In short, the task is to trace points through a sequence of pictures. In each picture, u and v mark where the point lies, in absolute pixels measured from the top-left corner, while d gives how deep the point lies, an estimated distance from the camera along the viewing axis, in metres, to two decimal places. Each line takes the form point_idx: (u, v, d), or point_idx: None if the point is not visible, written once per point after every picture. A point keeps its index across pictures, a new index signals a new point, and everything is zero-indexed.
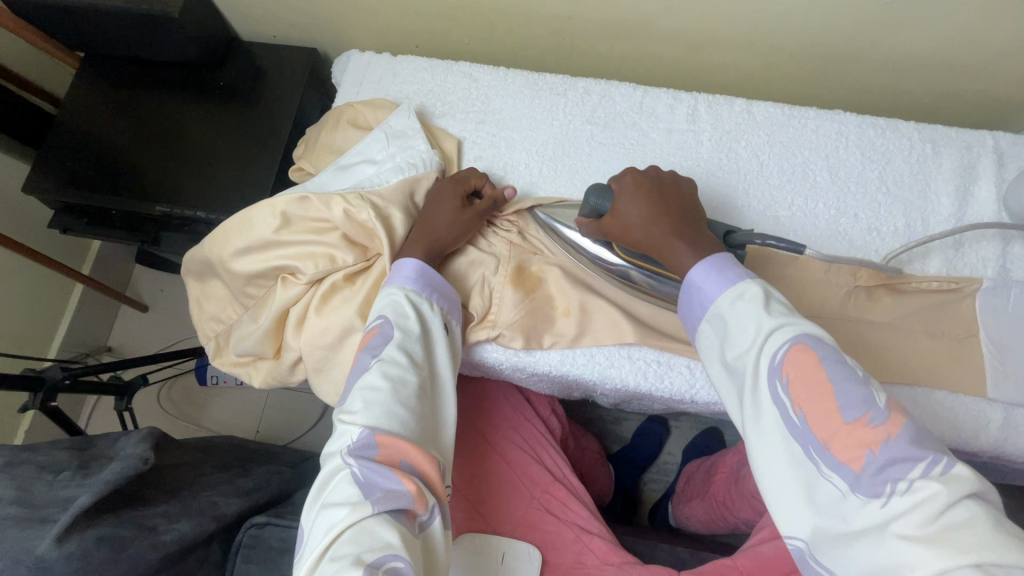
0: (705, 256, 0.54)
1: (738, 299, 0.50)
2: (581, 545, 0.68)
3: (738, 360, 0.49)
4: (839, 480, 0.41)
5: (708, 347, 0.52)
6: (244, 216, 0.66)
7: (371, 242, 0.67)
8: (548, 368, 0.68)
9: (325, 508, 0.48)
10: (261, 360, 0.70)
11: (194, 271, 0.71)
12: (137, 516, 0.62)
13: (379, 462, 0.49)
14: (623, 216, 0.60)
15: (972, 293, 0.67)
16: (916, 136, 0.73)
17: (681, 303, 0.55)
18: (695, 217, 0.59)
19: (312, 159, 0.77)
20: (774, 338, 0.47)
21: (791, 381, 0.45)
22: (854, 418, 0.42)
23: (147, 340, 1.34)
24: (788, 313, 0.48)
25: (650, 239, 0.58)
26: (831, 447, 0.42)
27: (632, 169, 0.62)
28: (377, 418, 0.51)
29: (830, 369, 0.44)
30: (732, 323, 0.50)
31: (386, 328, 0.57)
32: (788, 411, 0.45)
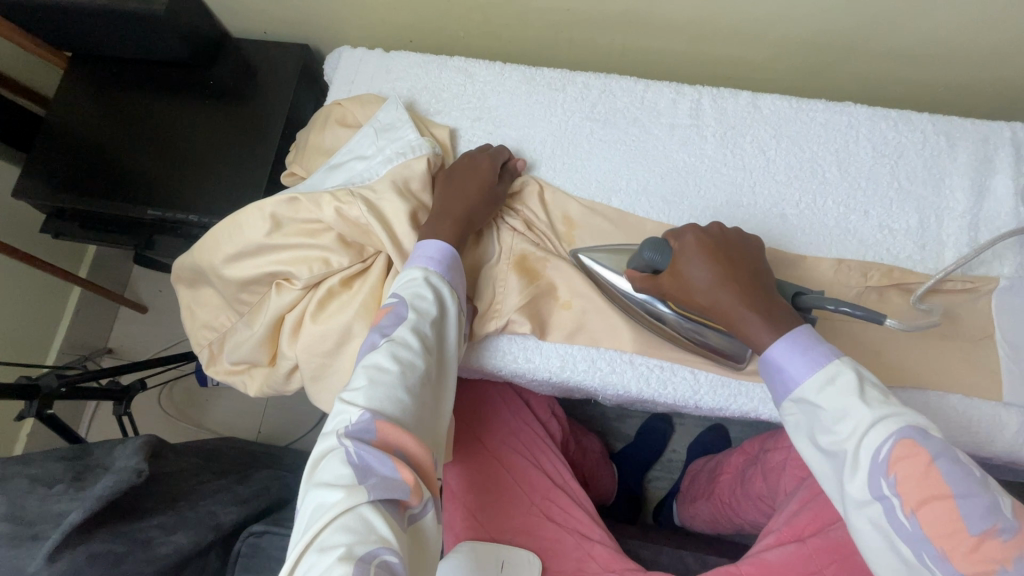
0: (786, 333, 0.51)
1: (827, 384, 0.48)
2: (583, 552, 0.67)
3: (833, 446, 0.47)
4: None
5: (794, 426, 0.50)
6: (233, 220, 0.64)
7: (368, 240, 0.64)
8: (548, 374, 0.66)
9: (317, 488, 0.45)
10: (255, 368, 0.68)
11: (185, 278, 0.69)
12: (131, 530, 0.61)
13: (376, 447, 0.47)
14: (686, 278, 0.56)
15: (988, 293, 0.65)
16: (930, 128, 0.70)
17: (761, 375, 0.52)
18: (770, 284, 0.55)
19: (303, 162, 0.75)
20: (877, 430, 0.45)
21: (899, 479, 0.43)
22: (981, 530, 0.41)
23: (148, 340, 1.34)
24: (886, 400, 0.47)
25: (720, 307, 0.54)
26: (952, 558, 0.41)
27: (694, 224, 0.58)
28: (378, 401, 0.49)
29: (944, 470, 0.43)
30: (826, 409, 0.48)
31: (399, 309, 0.55)
32: (897, 512, 0.43)
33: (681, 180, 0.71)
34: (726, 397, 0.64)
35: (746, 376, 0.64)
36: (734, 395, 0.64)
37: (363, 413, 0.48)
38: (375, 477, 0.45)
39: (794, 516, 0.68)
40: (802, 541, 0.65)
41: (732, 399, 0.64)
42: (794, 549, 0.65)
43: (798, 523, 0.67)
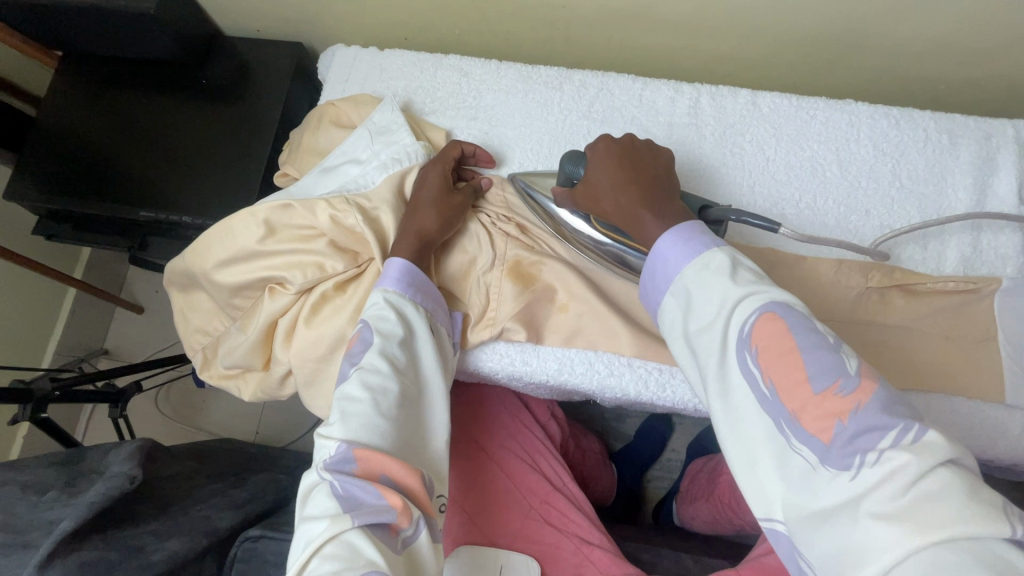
0: (673, 226, 0.52)
1: (704, 269, 0.49)
2: (582, 558, 0.67)
3: (704, 331, 0.47)
4: (809, 452, 0.39)
5: (673, 320, 0.51)
6: (225, 225, 0.63)
7: (362, 246, 0.63)
8: (546, 377, 0.65)
9: (304, 523, 0.46)
10: (250, 372, 0.67)
11: (177, 282, 0.68)
12: (124, 536, 0.60)
13: (359, 476, 0.47)
14: (593, 184, 0.58)
15: (991, 294, 0.64)
16: (932, 126, 0.69)
17: (645, 271, 0.53)
18: (665, 185, 0.58)
19: (296, 163, 0.74)
20: (740, 307, 0.45)
21: (759, 352, 0.43)
22: (823, 388, 0.40)
23: (144, 341, 1.33)
24: (755, 280, 0.47)
25: (619, 209, 0.56)
26: (800, 418, 0.40)
27: (606, 135, 0.61)
28: (354, 431, 0.48)
29: (799, 337, 0.42)
30: (697, 294, 0.48)
31: (365, 335, 0.54)
32: (757, 383, 0.43)
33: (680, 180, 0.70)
34: None
35: None
36: None
37: (343, 442, 0.48)
38: (362, 506, 0.45)
39: None
40: None
41: None
42: None
43: None
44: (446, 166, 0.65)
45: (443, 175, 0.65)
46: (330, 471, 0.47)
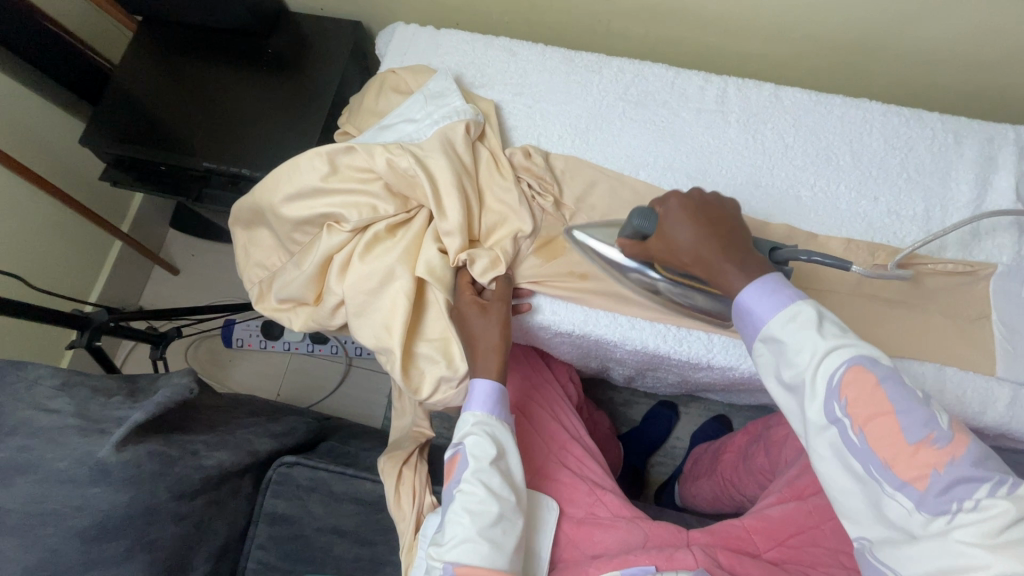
0: (756, 278, 0.53)
1: (791, 321, 0.49)
2: (594, 497, 0.71)
3: (793, 379, 0.48)
4: (903, 497, 0.44)
5: (762, 365, 0.52)
6: (292, 163, 0.69)
7: (412, 193, 0.69)
8: (571, 326, 0.71)
9: (461, 492, 0.59)
10: (302, 305, 0.73)
11: (242, 219, 0.74)
12: (182, 439, 0.66)
13: (497, 496, 0.59)
14: (672, 238, 0.57)
15: (987, 277, 0.70)
16: (939, 126, 0.76)
17: (733, 321, 0.53)
18: (745, 235, 0.57)
19: (356, 122, 0.81)
20: (831, 359, 0.47)
21: (850, 402, 0.46)
22: (917, 440, 0.44)
23: (178, 299, 1.40)
24: (841, 332, 0.48)
25: (699, 264, 0.56)
26: (894, 466, 0.44)
27: (676, 189, 0.59)
28: (491, 481, 0.59)
29: (890, 391, 0.45)
30: (787, 344, 0.49)
31: (490, 407, 0.63)
32: (848, 432, 0.46)
33: (705, 159, 0.77)
34: (736, 357, 0.70)
35: None
36: (744, 356, 0.69)
37: (490, 463, 0.60)
38: (497, 527, 0.58)
39: (794, 477, 0.71)
40: (803, 499, 0.68)
41: (742, 359, 0.69)
42: (795, 506, 0.68)
43: (799, 483, 0.70)
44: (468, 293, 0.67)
45: (472, 300, 0.67)
46: (476, 483, 0.58)
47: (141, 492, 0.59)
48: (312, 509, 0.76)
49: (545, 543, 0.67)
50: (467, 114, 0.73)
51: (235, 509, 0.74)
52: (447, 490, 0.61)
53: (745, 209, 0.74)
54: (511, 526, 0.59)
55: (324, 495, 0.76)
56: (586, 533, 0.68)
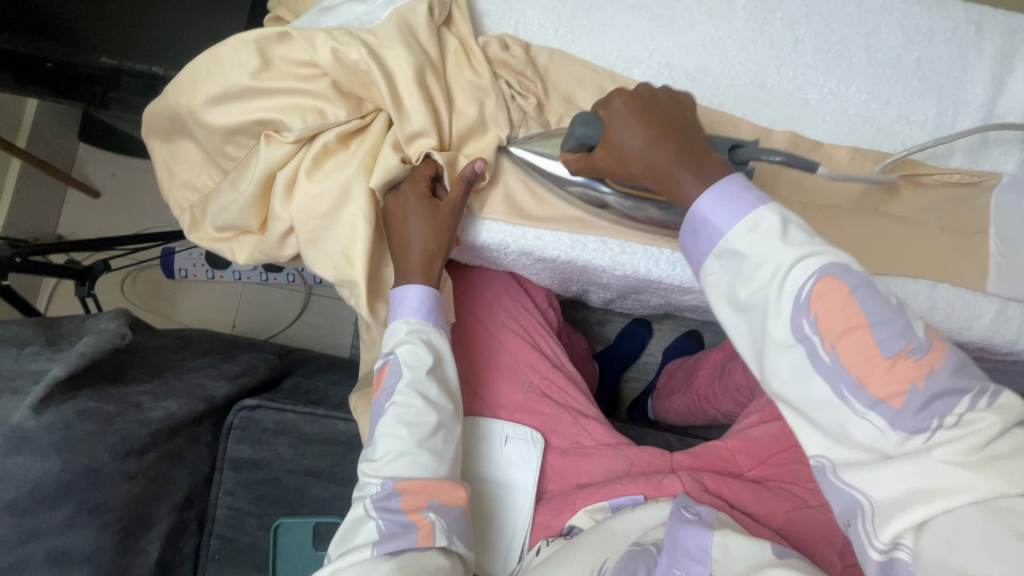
0: (713, 184, 0.48)
1: (751, 232, 0.44)
2: (579, 427, 0.69)
3: (752, 296, 0.43)
4: (875, 417, 0.39)
5: (713, 285, 0.46)
6: (210, 55, 0.55)
7: (366, 93, 0.57)
8: (558, 252, 0.64)
9: (397, 404, 0.56)
10: (246, 234, 0.63)
11: (158, 129, 0.61)
12: (118, 392, 0.58)
13: (435, 406, 0.57)
14: (620, 145, 0.52)
15: (991, 188, 0.66)
16: (962, 16, 0.68)
17: (684, 236, 0.48)
18: (700, 134, 0.52)
19: (289, 4, 0.65)
20: (799, 270, 0.42)
21: (819, 317, 0.41)
22: (893, 353, 0.39)
23: (104, 226, 1.23)
24: (810, 240, 0.43)
25: (651, 171, 0.51)
26: (867, 383, 0.39)
27: (621, 89, 0.54)
28: (429, 391, 0.57)
29: (862, 300, 0.40)
30: (749, 258, 0.44)
31: (426, 315, 0.59)
32: (817, 350, 0.41)
33: (707, 54, 0.67)
34: None
35: None
36: None
37: (426, 374, 0.57)
38: (437, 436, 0.57)
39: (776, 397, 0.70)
40: (785, 419, 0.68)
41: None
42: (778, 427, 0.67)
43: (780, 403, 0.70)
44: (423, 188, 0.57)
45: (421, 197, 0.57)
46: (413, 394, 0.56)
47: (76, 455, 0.52)
48: (281, 452, 0.71)
49: (530, 479, 0.66)
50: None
51: (196, 458, 0.68)
52: (378, 403, 0.59)
53: (746, 115, 0.67)
54: (450, 434, 0.58)
55: (293, 438, 0.71)
56: (572, 464, 0.67)
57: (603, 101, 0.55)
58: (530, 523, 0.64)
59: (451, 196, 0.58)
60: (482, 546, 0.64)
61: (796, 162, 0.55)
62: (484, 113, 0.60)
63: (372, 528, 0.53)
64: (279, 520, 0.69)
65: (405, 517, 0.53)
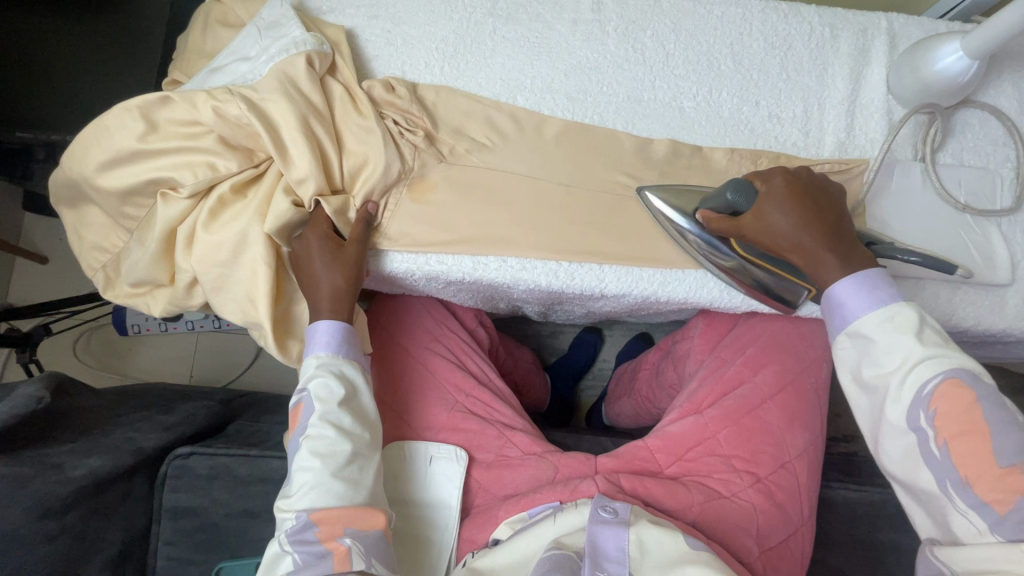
0: (857, 272, 0.56)
1: (887, 321, 0.53)
2: (504, 439, 0.71)
3: (877, 378, 0.53)
4: (975, 516, 0.48)
5: (843, 359, 0.56)
6: (99, 124, 0.58)
7: (255, 144, 0.60)
8: (462, 275, 0.67)
9: (310, 436, 0.58)
10: (158, 288, 0.65)
11: (63, 196, 0.64)
12: (39, 454, 0.60)
13: (348, 435, 0.59)
14: (768, 223, 0.58)
15: (862, 173, 0.70)
16: (817, 19, 0.73)
17: (821, 311, 0.57)
18: (848, 225, 0.59)
19: (183, 67, 0.68)
20: (924, 369, 0.50)
21: (938, 414, 0.50)
22: (1009, 464, 0.47)
23: (51, 290, 1.25)
24: (945, 344, 0.51)
25: (799, 249, 0.57)
26: (974, 484, 0.48)
27: (778, 169, 0.60)
28: (341, 420, 0.59)
29: (987, 409, 0.49)
30: (879, 344, 0.53)
31: (335, 348, 0.61)
32: (929, 445, 0.50)
33: (585, 76, 0.71)
34: (630, 282, 0.68)
35: (647, 263, 0.68)
36: (637, 281, 0.68)
37: (337, 404, 0.59)
38: (352, 466, 0.58)
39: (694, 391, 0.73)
40: (701, 413, 0.71)
41: (636, 284, 0.68)
42: (693, 421, 0.71)
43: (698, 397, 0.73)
44: (325, 228, 0.61)
45: (324, 237, 0.61)
46: (325, 425, 0.58)
47: None
48: (217, 496, 0.72)
49: (454, 495, 0.68)
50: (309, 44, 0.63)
51: (130, 511, 0.69)
52: (294, 439, 0.60)
53: (627, 128, 0.71)
54: (367, 462, 0.59)
55: (229, 481, 0.73)
56: (495, 476, 0.69)
57: (758, 174, 0.60)
58: (457, 538, 0.66)
59: (354, 235, 0.61)
60: (410, 568, 0.66)
61: (933, 263, 0.59)
62: (372, 152, 0.63)
63: (290, 561, 0.55)
64: (221, 564, 0.71)
65: (321, 547, 0.55)
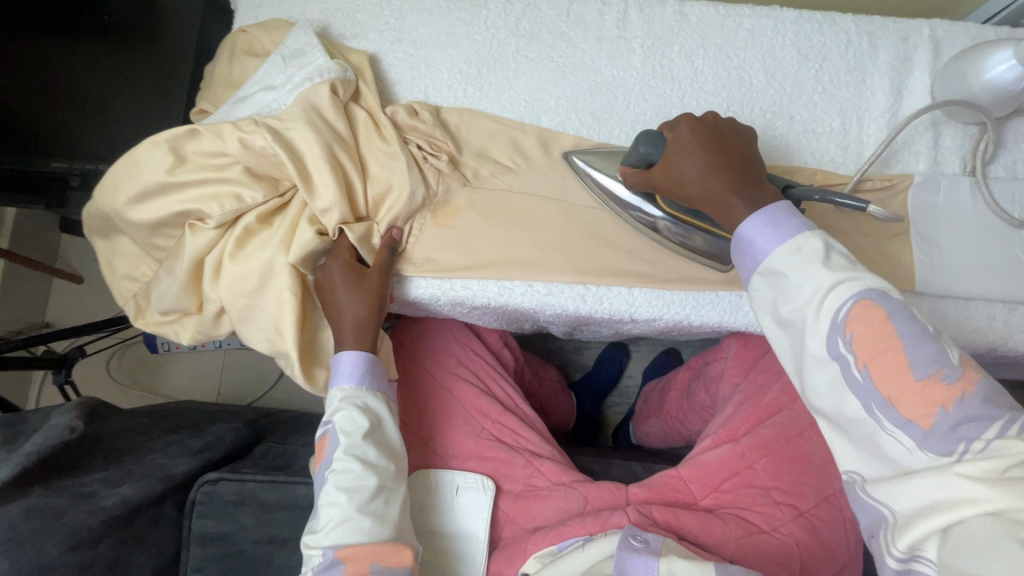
0: (763, 208, 0.51)
1: (796, 254, 0.48)
2: (532, 468, 0.70)
3: (793, 314, 0.47)
4: (904, 436, 0.42)
5: (760, 300, 0.50)
6: (129, 158, 0.59)
7: (280, 174, 0.60)
8: (487, 300, 0.66)
9: (335, 470, 0.57)
10: (186, 316, 0.65)
11: (95, 227, 0.65)
12: (72, 484, 0.61)
13: (374, 468, 0.58)
14: (678, 170, 0.55)
15: (905, 189, 0.67)
16: (853, 29, 0.70)
17: (732, 254, 0.52)
18: (755, 163, 0.55)
19: (210, 96, 0.69)
20: (836, 294, 0.45)
21: (855, 337, 0.44)
22: (925, 376, 0.41)
23: (88, 310, 1.28)
24: (850, 265, 0.46)
25: (707, 194, 0.54)
26: (898, 403, 0.42)
27: (688, 113, 0.57)
28: (367, 454, 0.58)
29: (898, 325, 0.43)
30: (789, 277, 0.48)
31: (359, 379, 0.61)
32: (850, 368, 0.44)
33: (611, 94, 0.70)
34: (660, 307, 0.66)
35: (678, 286, 0.66)
36: (668, 305, 0.66)
37: (363, 437, 0.58)
38: (378, 500, 0.57)
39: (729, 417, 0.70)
40: (737, 440, 0.68)
41: (666, 308, 0.66)
42: (730, 450, 0.68)
43: (733, 424, 0.70)
44: (346, 258, 0.60)
45: (346, 267, 0.60)
46: (351, 459, 0.57)
47: (23, 554, 0.54)
48: (245, 522, 0.72)
49: (481, 527, 0.66)
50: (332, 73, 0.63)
51: (159, 538, 0.69)
52: (320, 473, 0.59)
53: None
54: (393, 495, 0.59)
55: (256, 507, 0.73)
56: (524, 507, 0.67)
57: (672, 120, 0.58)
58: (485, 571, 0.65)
59: (377, 260, 0.61)
60: None
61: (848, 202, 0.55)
62: (395, 178, 0.63)
63: None
64: None
65: None
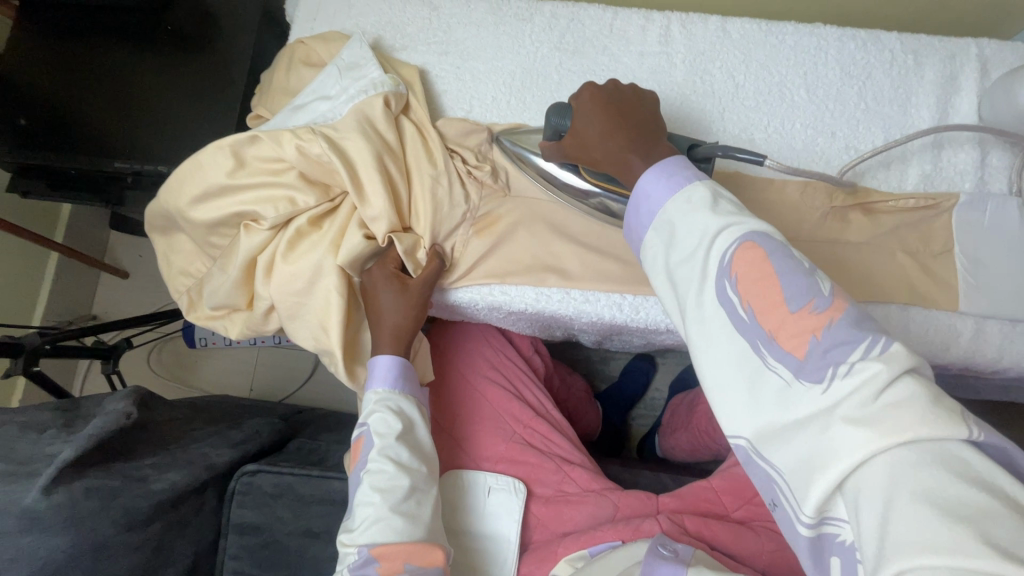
0: (658, 160, 0.50)
1: (686, 203, 0.44)
2: (563, 474, 0.71)
3: (682, 263, 0.44)
4: (784, 370, 0.37)
5: (652, 260, 0.47)
6: (193, 160, 0.62)
7: (331, 179, 0.63)
8: (524, 305, 0.67)
9: (370, 471, 0.59)
10: (235, 311, 0.68)
11: (156, 225, 0.68)
12: (125, 467, 0.64)
13: (407, 470, 0.59)
14: (583, 134, 0.55)
15: (949, 209, 0.66)
16: (899, 47, 0.70)
17: (627, 214, 0.49)
18: (655, 125, 0.54)
19: (267, 104, 0.73)
20: (722, 239, 0.41)
21: (739, 279, 0.40)
22: (799, 306, 0.37)
23: (132, 304, 1.34)
24: (737, 210, 0.43)
25: (607, 155, 0.53)
26: (778, 337, 0.37)
27: (591, 82, 0.57)
28: (400, 455, 0.59)
29: (778, 261, 0.39)
30: (678, 228, 0.44)
31: (393, 383, 0.62)
32: (736, 310, 0.40)
33: None
34: None
35: None
36: None
37: (396, 439, 0.60)
38: (411, 500, 0.59)
39: None
40: None
41: None
42: None
43: None
44: (391, 267, 0.63)
45: (389, 275, 0.63)
46: (385, 460, 0.59)
47: (81, 532, 0.57)
48: (281, 515, 0.74)
49: (513, 530, 0.67)
50: (385, 85, 0.66)
51: (200, 525, 0.72)
52: (355, 474, 0.61)
53: None
54: (425, 497, 0.60)
55: (292, 500, 0.75)
56: (555, 512, 0.68)
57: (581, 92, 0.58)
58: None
59: (423, 273, 0.63)
60: None
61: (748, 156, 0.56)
62: (439, 186, 0.65)
63: None
64: None
65: None
